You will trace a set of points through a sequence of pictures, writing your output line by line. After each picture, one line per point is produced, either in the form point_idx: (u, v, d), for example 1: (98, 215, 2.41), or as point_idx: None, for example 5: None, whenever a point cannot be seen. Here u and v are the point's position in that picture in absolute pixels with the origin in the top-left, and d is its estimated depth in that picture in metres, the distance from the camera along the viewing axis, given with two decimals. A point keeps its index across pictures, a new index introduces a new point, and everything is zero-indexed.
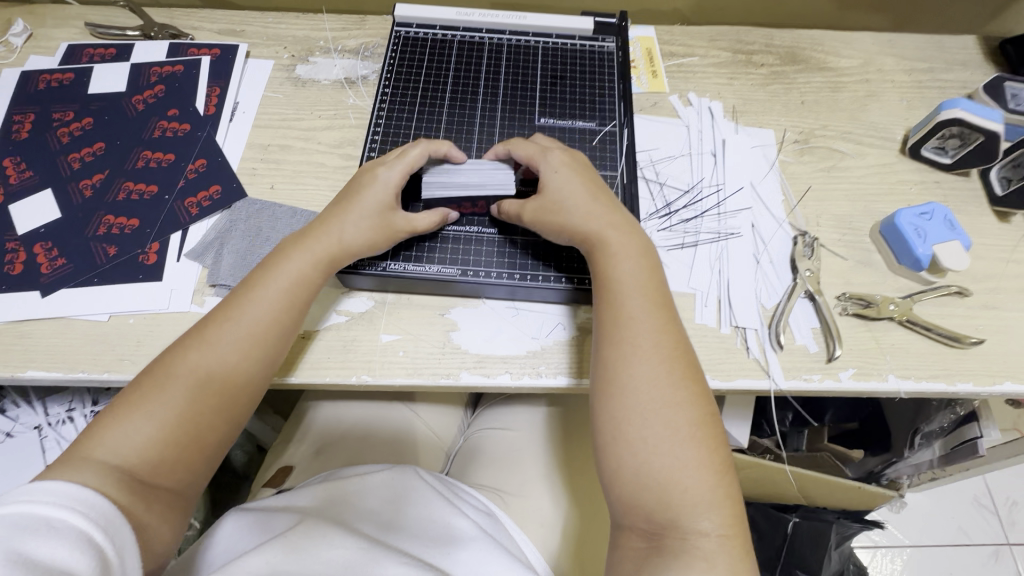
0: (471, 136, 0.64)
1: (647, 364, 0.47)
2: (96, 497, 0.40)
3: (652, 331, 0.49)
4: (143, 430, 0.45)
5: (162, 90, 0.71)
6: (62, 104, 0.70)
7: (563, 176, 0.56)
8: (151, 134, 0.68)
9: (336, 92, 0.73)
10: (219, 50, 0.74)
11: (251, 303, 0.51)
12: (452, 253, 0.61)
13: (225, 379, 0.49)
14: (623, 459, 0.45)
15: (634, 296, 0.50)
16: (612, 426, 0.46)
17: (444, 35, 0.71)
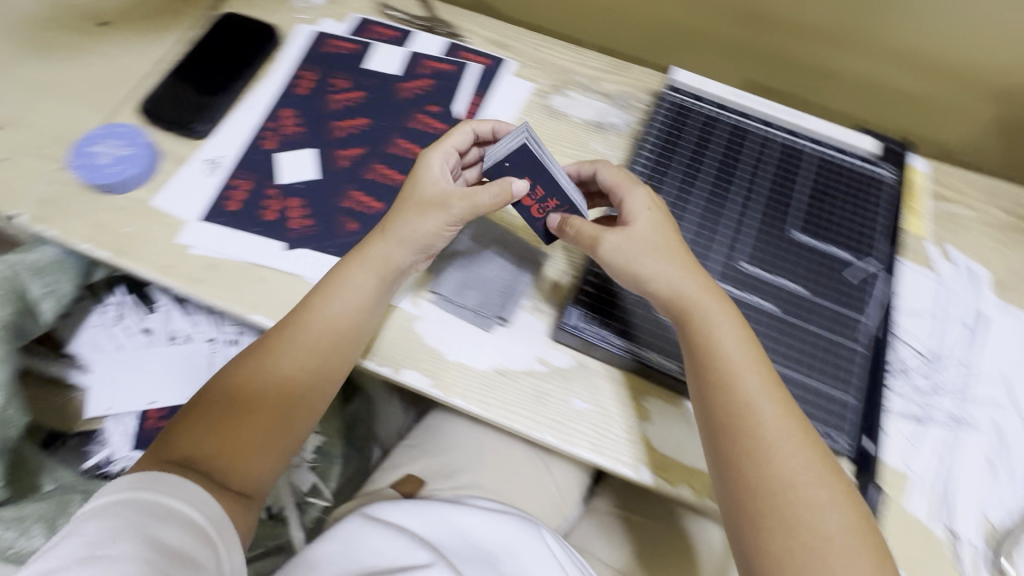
0: (721, 229, 0.61)
1: (783, 452, 0.47)
2: (194, 494, 0.46)
3: (776, 426, 0.48)
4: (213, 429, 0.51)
5: (429, 85, 0.74)
6: (343, 73, 0.75)
7: (647, 213, 0.57)
8: (411, 125, 0.71)
9: (584, 134, 0.73)
10: (489, 60, 0.77)
11: (310, 320, 0.55)
12: (671, 345, 0.58)
13: (285, 389, 0.54)
14: (766, 546, 0.45)
15: (749, 374, 0.50)
16: (758, 508, 0.46)
17: (715, 112, 0.69)
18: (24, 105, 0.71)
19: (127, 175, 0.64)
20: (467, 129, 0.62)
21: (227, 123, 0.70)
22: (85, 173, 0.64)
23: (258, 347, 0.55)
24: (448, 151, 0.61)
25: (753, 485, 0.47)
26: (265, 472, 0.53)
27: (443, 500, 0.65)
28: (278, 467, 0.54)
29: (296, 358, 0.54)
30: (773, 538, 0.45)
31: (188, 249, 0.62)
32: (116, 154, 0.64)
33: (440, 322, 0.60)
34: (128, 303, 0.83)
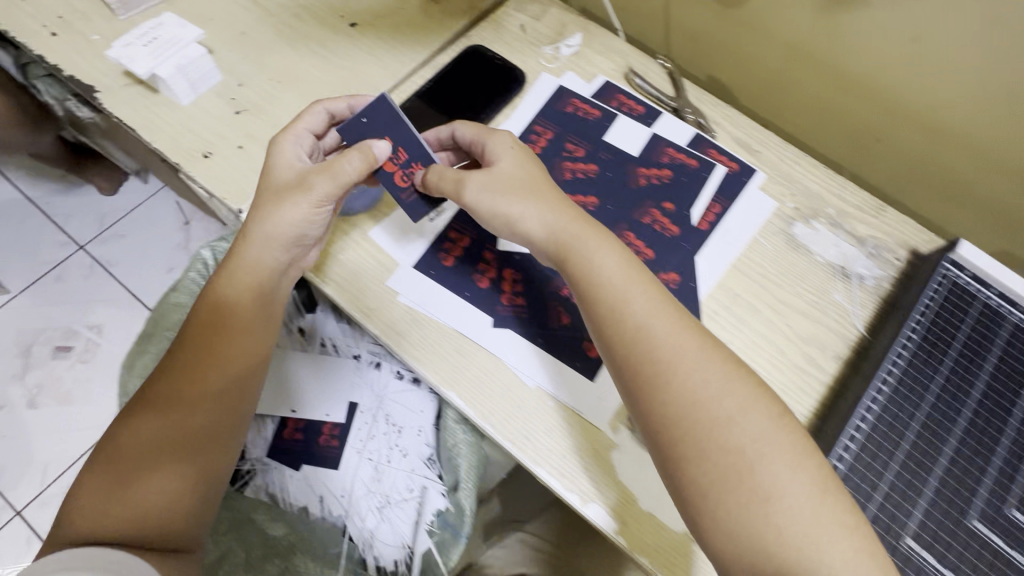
0: (995, 461, 0.52)
1: (680, 374, 0.48)
2: (81, 551, 0.44)
3: (699, 350, 0.49)
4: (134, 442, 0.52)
5: (666, 176, 0.68)
6: (578, 139, 0.70)
7: (518, 167, 0.58)
8: (641, 218, 0.65)
9: (825, 277, 0.65)
10: (737, 166, 0.69)
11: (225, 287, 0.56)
12: None
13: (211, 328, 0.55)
14: (756, 548, 0.43)
15: (623, 282, 0.51)
16: (732, 493, 0.44)
17: (1001, 307, 0.58)
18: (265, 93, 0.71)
19: (353, 206, 0.63)
20: (320, 110, 0.62)
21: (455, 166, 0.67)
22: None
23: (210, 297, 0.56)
24: (301, 134, 0.60)
25: (726, 467, 0.45)
26: (168, 480, 0.51)
27: None
28: (187, 475, 0.52)
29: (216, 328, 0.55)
30: (744, 526, 0.43)
31: (397, 295, 0.60)
32: None
33: (636, 457, 0.55)
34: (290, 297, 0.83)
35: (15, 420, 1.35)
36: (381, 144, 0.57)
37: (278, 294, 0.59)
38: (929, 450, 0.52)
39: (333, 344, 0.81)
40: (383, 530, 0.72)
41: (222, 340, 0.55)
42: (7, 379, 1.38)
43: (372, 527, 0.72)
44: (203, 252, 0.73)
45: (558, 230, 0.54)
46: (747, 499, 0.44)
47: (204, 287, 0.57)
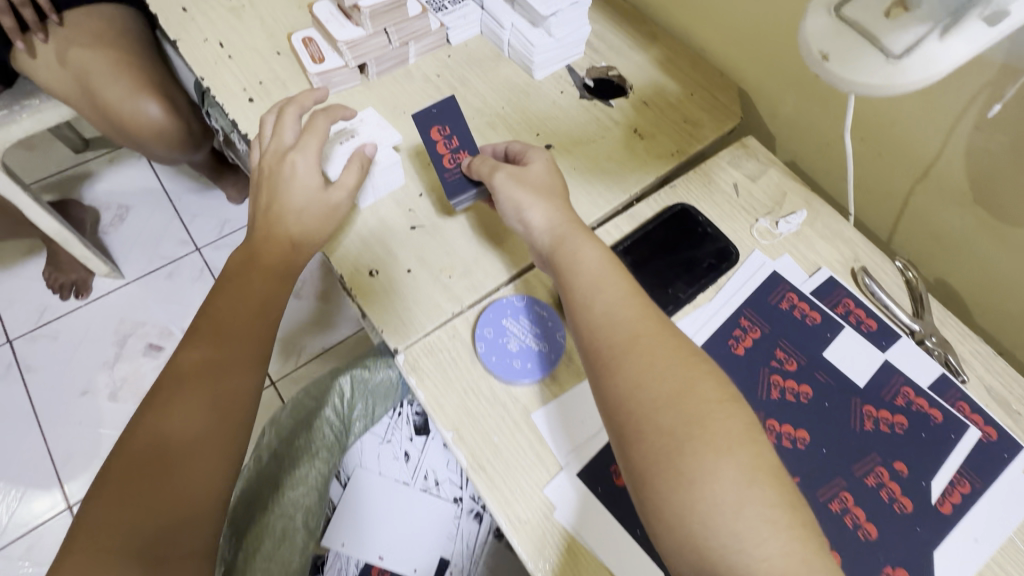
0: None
1: (632, 361, 0.48)
2: None
3: (658, 344, 0.49)
4: (147, 426, 0.55)
5: (901, 426, 0.54)
6: (793, 348, 0.58)
7: (541, 175, 0.60)
8: (866, 479, 0.52)
9: None
10: (995, 434, 0.54)
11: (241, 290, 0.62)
12: None
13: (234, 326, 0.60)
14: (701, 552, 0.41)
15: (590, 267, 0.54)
16: (658, 475, 0.44)
17: None
18: (442, 208, 0.65)
19: (519, 381, 0.54)
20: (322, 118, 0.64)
21: None
22: (486, 356, 0.55)
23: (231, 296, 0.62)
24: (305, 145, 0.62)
25: (658, 452, 0.44)
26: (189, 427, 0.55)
27: None
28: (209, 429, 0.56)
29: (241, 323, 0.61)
30: (667, 505, 0.43)
31: (550, 511, 0.49)
32: (524, 343, 0.56)
33: None
34: (405, 412, 0.75)
35: (94, 409, 1.36)
36: (368, 145, 0.63)
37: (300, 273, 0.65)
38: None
39: (435, 478, 0.72)
40: None
41: (232, 329, 0.60)
42: (97, 365, 1.41)
43: None
44: (343, 380, 0.67)
45: (556, 224, 0.57)
46: (672, 487, 0.43)
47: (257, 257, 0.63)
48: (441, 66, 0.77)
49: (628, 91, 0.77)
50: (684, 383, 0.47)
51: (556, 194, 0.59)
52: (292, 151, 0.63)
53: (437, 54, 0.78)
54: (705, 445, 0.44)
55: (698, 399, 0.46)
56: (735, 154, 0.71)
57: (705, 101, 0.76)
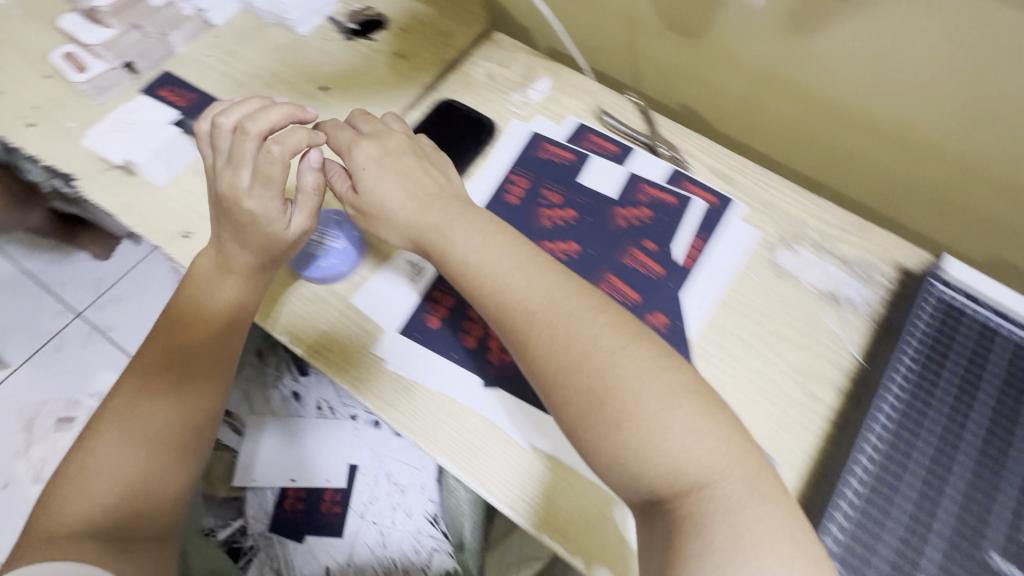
0: (1004, 483, 0.50)
1: (541, 331, 0.49)
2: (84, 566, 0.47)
3: (578, 331, 0.49)
4: (106, 484, 0.52)
5: (646, 217, 0.67)
6: (555, 183, 0.70)
7: (375, 171, 0.58)
8: (623, 260, 0.65)
9: (814, 304, 0.64)
10: (715, 199, 0.69)
11: (199, 300, 0.60)
12: None
13: (204, 355, 0.59)
14: (678, 470, 0.44)
15: (510, 272, 0.52)
16: (603, 433, 0.46)
17: (994, 324, 0.58)
18: None
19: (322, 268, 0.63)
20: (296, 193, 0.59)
21: None
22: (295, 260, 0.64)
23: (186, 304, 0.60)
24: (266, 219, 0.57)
25: (601, 420, 0.46)
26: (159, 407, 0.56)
27: None
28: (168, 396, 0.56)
29: (179, 314, 0.60)
30: (620, 439, 0.45)
31: (384, 362, 0.60)
32: (328, 246, 0.64)
33: None
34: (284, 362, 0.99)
35: (21, 497, 1.34)
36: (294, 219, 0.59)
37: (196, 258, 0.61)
38: (905, 444, 0.53)
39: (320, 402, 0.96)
40: None
41: (164, 333, 0.59)
42: (11, 456, 1.38)
43: None
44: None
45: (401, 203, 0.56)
46: (633, 438, 0.45)
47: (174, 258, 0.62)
48: (210, 46, 0.82)
49: (386, 22, 0.85)
50: (605, 343, 0.48)
51: (394, 187, 0.57)
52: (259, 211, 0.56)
53: (204, 38, 0.83)
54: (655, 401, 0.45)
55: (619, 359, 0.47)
56: (487, 51, 0.82)
57: (454, 13, 0.86)
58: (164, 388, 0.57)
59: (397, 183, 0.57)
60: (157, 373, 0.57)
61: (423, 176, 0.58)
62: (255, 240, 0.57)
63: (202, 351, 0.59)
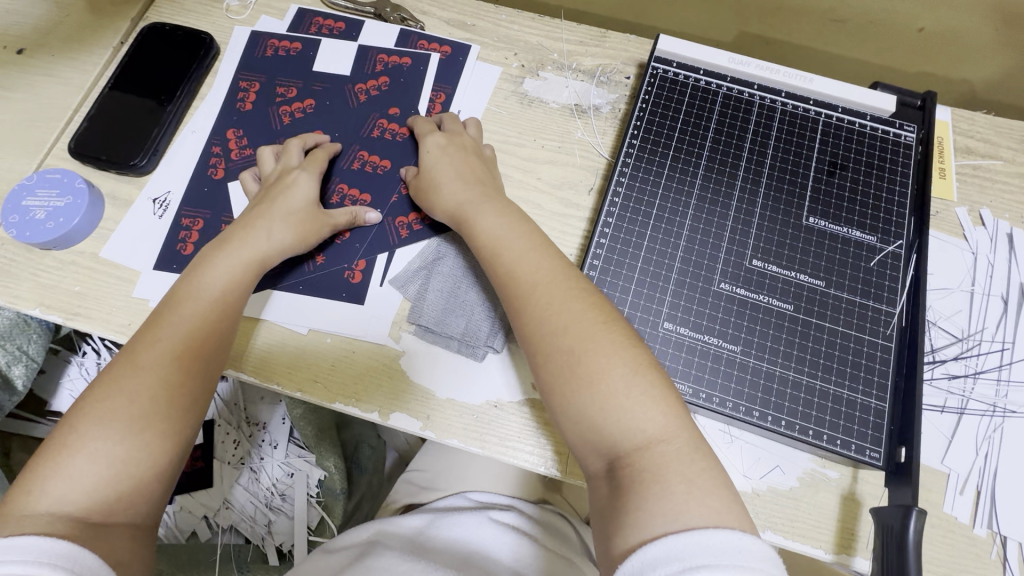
0: (798, 214, 0.55)
1: (530, 299, 0.48)
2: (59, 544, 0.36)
3: (493, 236, 0.52)
4: (99, 470, 0.42)
5: (385, 84, 0.66)
6: (287, 79, 0.68)
7: (434, 157, 0.58)
8: (370, 132, 0.64)
9: (563, 120, 0.66)
10: (450, 48, 0.68)
11: (192, 296, 0.50)
12: (772, 343, 0.51)
13: (195, 344, 0.48)
14: (631, 428, 0.42)
15: (450, 176, 0.57)
16: (565, 383, 0.45)
17: (707, 83, 0.61)
18: None
19: (51, 230, 0.58)
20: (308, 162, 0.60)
21: (172, 154, 0.64)
22: (18, 232, 0.57)
23: (154, 318, 0.49)
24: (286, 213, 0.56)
25: (560, 369, 0.45)
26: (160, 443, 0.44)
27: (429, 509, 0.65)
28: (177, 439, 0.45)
29: (152, 318, 0.49)
30: None
31: (147, 303, 0.57)
32: (51, 207, 0.58)
33: (424, 356, 0.56)
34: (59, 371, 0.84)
35: None
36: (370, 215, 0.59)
37: (188, 310, 0.49)
38: (638, 220, 0.56)
39: None
40: (282, 519, 0.74)
41: (159, 346, 0.47)
42: None
43: (266, 525, 0.74)
44: None
45: (456, 197, 0.55)
46: (565, 370, 0.45)
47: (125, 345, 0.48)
48: None
49: None
50: (574, 314, 0.47)
51: (443, 165, 0.58)
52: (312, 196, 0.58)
53: None
54: (552, 312, 0.47)
55: (579, 320, 0.46)
56: None
57: None
58: (178, 380, 0.46)
59: (450, 160, 0.58)
60: (128, 372, 0.45)
61: (480, 168, 0.58)
62: (295, 224, 0.55)
63: (199, 334, 0.49)
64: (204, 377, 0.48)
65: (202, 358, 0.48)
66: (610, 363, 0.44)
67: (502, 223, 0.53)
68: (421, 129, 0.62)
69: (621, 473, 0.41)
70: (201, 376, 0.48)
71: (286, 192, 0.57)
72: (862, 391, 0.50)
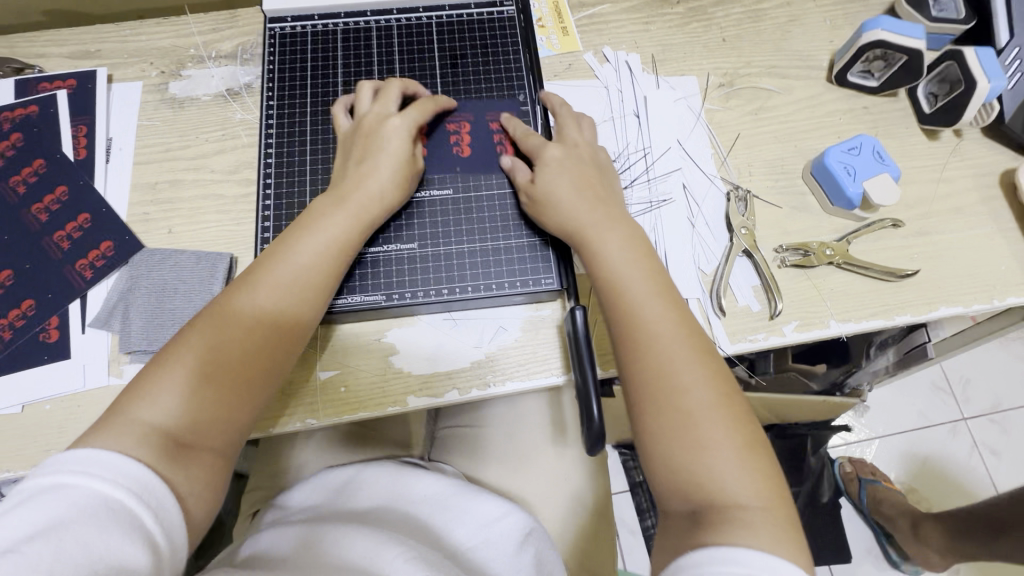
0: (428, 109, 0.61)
1: (660, 342, 0.47)
2: (137, 468, 0.39)
3: (620, 264, 0.51)
4: (179, 426, 0.42)
5: (20, 140, 0.63)
6: None
7: (555, 172, 0.55)
8: (18, 192, 0.61)
9: (219, 108, 0.66)
10: (75, 79, 0.66)
11: (238, 311, 0.47)
12: (444, 228, 0.58)
13: (285, 304, 0.48)
14: (693, 484, 0.43)
15: (586, 198, 0.53)
16: (676, 443, 0.44)
17: (325, 26, 0.64)
18: None
19: None
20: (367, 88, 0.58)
21: None
22: None
23: (230, 291, 0.48)
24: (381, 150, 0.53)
25: (671, 422, 0.45)
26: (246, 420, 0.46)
27: (339, 483, 0.69)
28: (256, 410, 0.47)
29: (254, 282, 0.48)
30: (680, 471, 0.44)
31: None
32: None
33: None
34: None
35: None
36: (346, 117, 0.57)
37: (282, 277, 0.48)
38: (296, 166, 0.58)
39: None
40: None
41: (186, 356, 0.44)
42: None
43: None
44: None
45: (578, 214, 0.53)
46: (686, 444, 0.44)
47: (191, 327, 0.46)
48: None
49: None
50: (665, 355, 0.47)
51: (563, 177, 0.54)
52: (407, 147, 0.54)
53: None
54: (663, 361, 0.47)
55: (688, 379, 0.46)
56: None
57: None
58: (235, 342, 0.45)
59: (574, 180, 0.54)
60: (162, 366, 0.44)
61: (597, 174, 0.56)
62: (348, 181, 0.53)
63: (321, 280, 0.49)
64: (295, 333, 0.48)
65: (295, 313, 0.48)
66: (704, 412, 0.45)
67: (613, 239, 0.52)
68: (563, 116, 0.58)
69: (707, 519, 0.41)
70: (292, 334, 0.48)
71: (377, 132, 0.54)
72: (527, 234, 0.58)
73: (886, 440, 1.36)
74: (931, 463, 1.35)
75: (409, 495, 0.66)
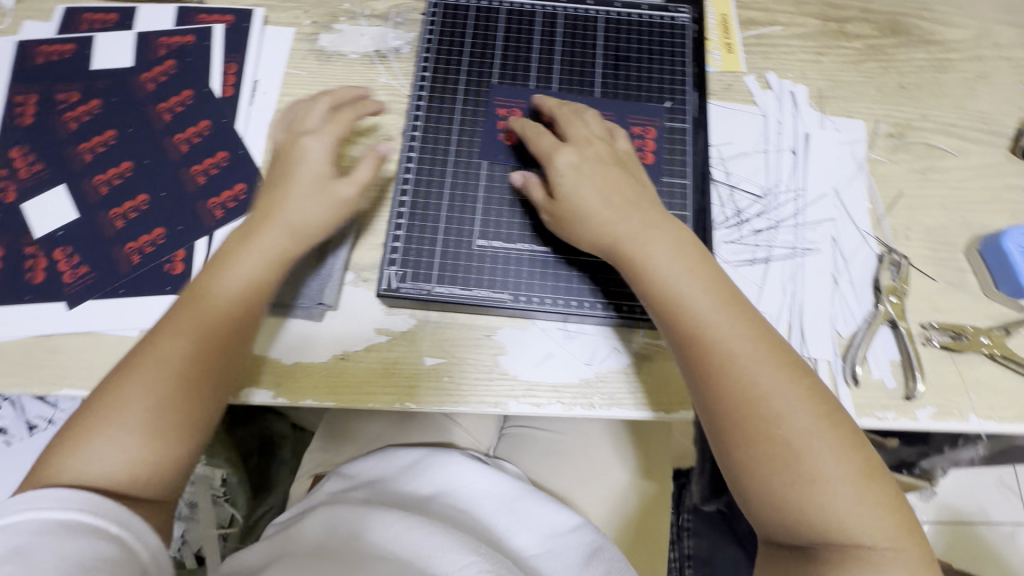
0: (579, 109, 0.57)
1: (742, 368, 0.44)
2: (81, 503, 0.40)
3: (682, 286, 0.46)
4: (128, 463, 0.43)
5: (176, 67, 0.63)
6: (65, 83, 0.63)
7: (572, 178, 0.50)
8: (164, 120, 0.62)
9: (366, 69, 0.65)
10: (234, 17, 0.66)
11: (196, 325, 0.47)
12: None
13: (209, 336, 0.47)
14: (806, 517, 0.41)
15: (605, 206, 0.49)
16: (783, 476, 0.42)
17: (489, 3, 0.61)
18: None
19: None
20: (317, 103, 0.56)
21: None
22: None
23: (170, 328, 0.47)
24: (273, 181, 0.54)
25: (768, 452, 0.42)
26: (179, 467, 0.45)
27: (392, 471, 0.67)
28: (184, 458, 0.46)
29: (175, 316, 0.47)
30: (789, 505, 0.41)
31: None
32: None
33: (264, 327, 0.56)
34: None
35: None
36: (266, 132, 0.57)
37: (207, 301, 0.48)
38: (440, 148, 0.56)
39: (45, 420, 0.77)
40: (190, 526, 0.74)
41: (158, 367, 0.45)
42: None
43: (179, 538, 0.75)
44: None
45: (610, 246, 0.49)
46: (791, 475, 0.42)
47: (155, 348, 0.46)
48: None
49: None
50: (747, 374, 0.44)
51: (587, 189, 0.49)
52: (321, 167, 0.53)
53: None
54: (745, 388, 0.44)
55: (782, 401, 0.43)
56: None
57: None
58: (205, 377, 0.46)
59: (597, 200, 0.49)
60: (122, 386, 0.44)
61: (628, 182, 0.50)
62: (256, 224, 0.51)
63: (230, 305, 0.48)
64: (203, 371, 0.46)
65: (209, 338, 0.47)
66: (807, 437, 0.42)
67: (680, 263, 0.47)
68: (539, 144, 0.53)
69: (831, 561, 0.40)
70: (211, 365, 0.46)
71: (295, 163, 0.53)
72: None
73: (939, 527, 1.28)
74: (982, 562, 1.26)
75: (470, 489, 0.65)
